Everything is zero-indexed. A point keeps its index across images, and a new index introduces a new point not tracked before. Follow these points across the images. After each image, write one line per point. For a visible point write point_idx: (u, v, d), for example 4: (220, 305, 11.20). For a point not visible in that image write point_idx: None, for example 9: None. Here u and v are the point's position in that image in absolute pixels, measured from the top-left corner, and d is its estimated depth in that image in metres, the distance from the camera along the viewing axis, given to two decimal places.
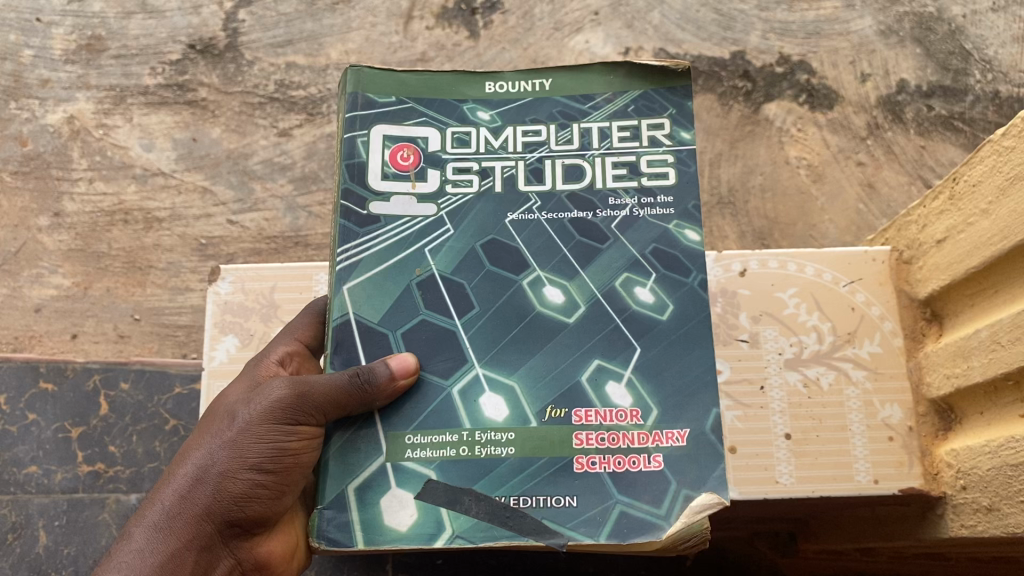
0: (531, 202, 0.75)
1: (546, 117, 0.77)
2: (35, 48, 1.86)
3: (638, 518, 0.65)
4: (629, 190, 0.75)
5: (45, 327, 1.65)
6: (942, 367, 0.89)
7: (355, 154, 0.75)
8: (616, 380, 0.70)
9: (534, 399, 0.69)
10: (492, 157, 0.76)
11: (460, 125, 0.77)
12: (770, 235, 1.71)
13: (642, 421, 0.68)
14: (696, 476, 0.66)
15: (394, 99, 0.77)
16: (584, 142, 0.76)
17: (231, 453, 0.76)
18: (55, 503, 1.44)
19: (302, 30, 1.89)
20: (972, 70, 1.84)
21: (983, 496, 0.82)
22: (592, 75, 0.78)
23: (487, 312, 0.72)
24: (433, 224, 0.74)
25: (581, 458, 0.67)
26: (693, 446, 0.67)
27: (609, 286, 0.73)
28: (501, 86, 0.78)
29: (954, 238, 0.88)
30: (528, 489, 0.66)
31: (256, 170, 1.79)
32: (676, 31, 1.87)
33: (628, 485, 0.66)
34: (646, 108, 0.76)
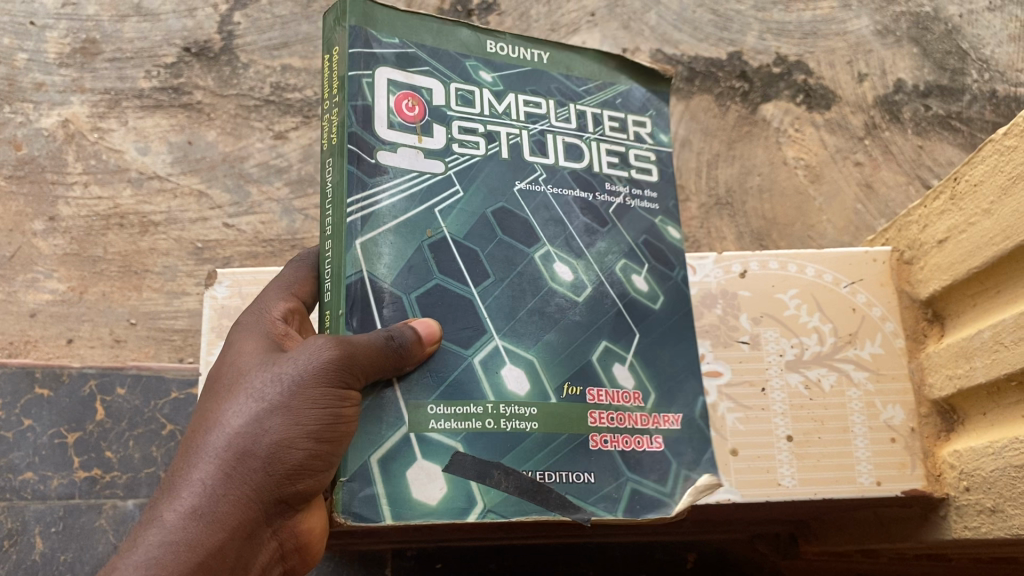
0: (536, 173, 0.77)
1: (546, 92, 0.79)
2: (29, 51, 1.85)
3: (648, 496, 0.70)
4: (621, 179, 0.79)
5: (41, 332, 1.64)
6: (944, 368, 0.89)
7: (360, 96, 0.70)
8: (620, 362, 0.74)
9: (552, 374, 0.71)
10: (496, 122, 0.76)
11: (463, 82, 0.75)
12: (768, 235, 1.71)
13: (643, 403, 0.73)
14: (692, 458, 0.73)
15: (396, 42, 0.73)
16: (580, 124, 0.79)
17: (283, 427, 0.67)
18: (51, 509, 1.43)
19: (297, 33, 1.88)
20: (969, 70, 1.85)
21: (987, 498, 0.82)
22: (585, 60, 0.81)
23: (502, 285, 0.73)
24: (440, 182, 0.73)
25: (597, 437, 0.70)
26: (687, 429, 0.74)
27: (610, 271, 0.77)
28: (501, 48, 0.78)
29: (955, 238, 0.88)
30: (552, 464, 0.68)
31: (252, 173, 1.78)
32: (673, 31, 1.87)
33: (634, 463, 0.71)
34: (631, 105, 0.82)
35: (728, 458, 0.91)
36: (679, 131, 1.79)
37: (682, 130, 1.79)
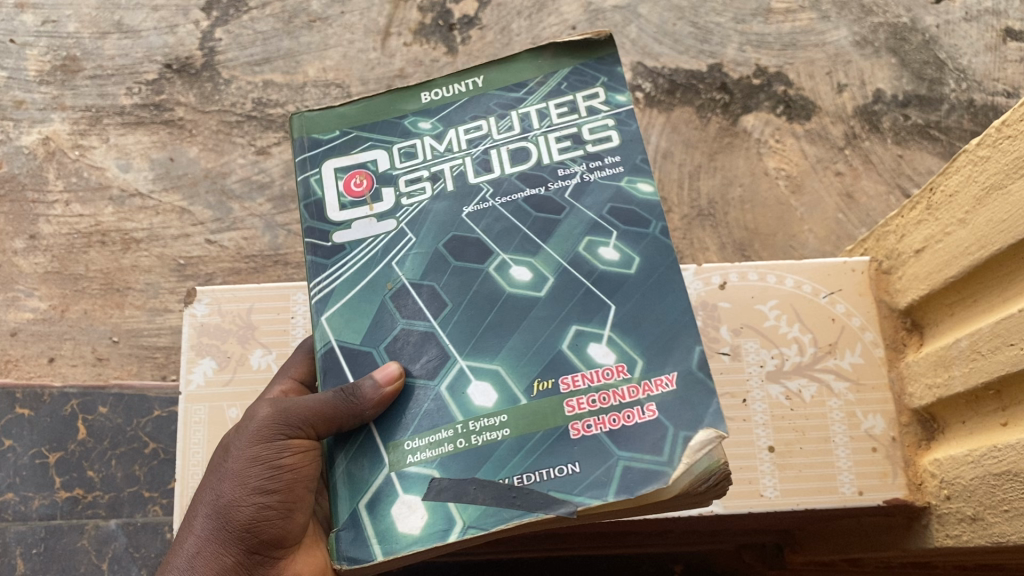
0: (483, 191, 0.71)
1: (486, 112, 0.73)
2: (10, 69, 1.85)
3: (642, 470, 0.59)
4: (576, 159, 0.70)
5: (22, 351, 1.63)
6: (923, 377, 0.89)
7: (311, 193, 0.73)
8: (597, 341, 0.65)
9: (519, 377, 0.65)
10: (440, 162, 0.72)
11: (404, 139, 0.73)
12: (750, 246, 1.73)
13: (630, 373, 0.63)
14: (692, 416, 0.60)
15: (339, 132, 0.75)
16: (525, 126, 0.72)
17: (235, 483, 0.75)
18: (33, 530, 1.43)
19: (279, 48, 1.88)
20: (947, 79, 1.85)
21: (968, 506, 0.82)
22: (521, 63, 0.74)
23: (461, 307, 0.68)
24: (395, 237, 0.71)
25: (575, 424, 0.62)
26: (683, 388, 0.61)
27: (574, 254, 0.68)
28: (436, 93, 0.74)
29: (932, 247, 0.88)
30: (530, 465, 0.61)
31: (234, 189, 1.77)
32: (653, 44, 1.88)
33: (629, 439, 0.60)
34: (578, 82, 0.73)
35: None
36: (660, 143, 1.81)
37: (663, 142, 1.81)
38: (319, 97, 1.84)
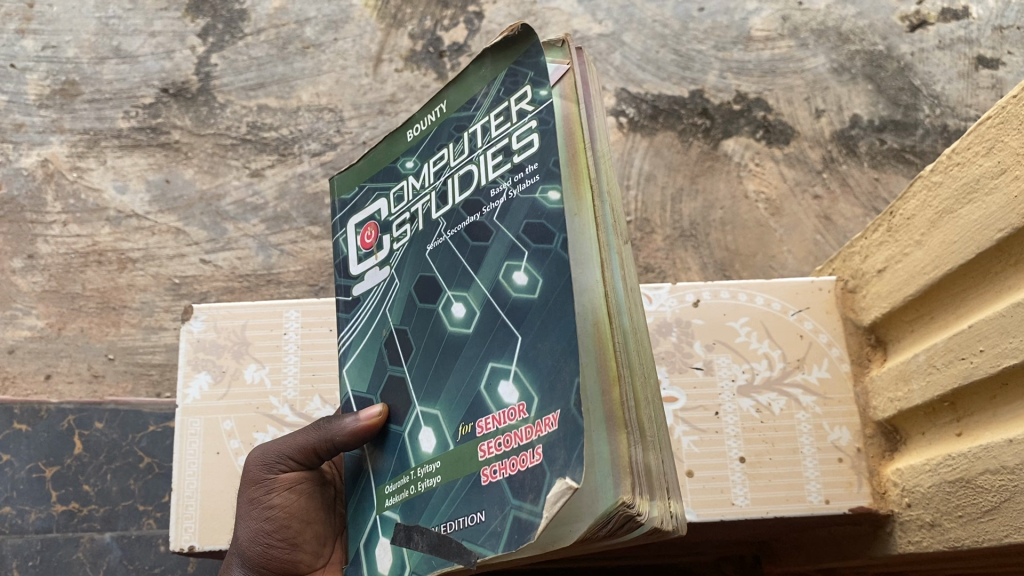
0: (439, 227, 0.71)
1: (447, 139, 0.72)
2: (10, 93, 1.90)
3: (522, 522, 0.58)
4: (505, 175, 0.66)
5: (19, 368, 1.67)
6: (886, 391, 0.94)
7: (341, 251, 0.82)
8: (507, 378, 0.63)
9: (451, 421, 0.67)
10: (416, 201, 0.75)
11: (396, 184, 0.77)
12: (731, 266, 1.78)
13: (528, 413, 0.60)
14: (563, 461, 0.56)
15: (358, 189, 0.82)
16: (471, 147, 0.70)
17: (241, 528, 0.86)
18: (29, 543, 1.46)
19: (273, 74, 1.93)
20: (921, 105, 1.92)
21: (926, 512, 0.86)
22: (472, 77, 0.71)
23: (422, 348, 0.72)
24: (385, 284, 0.77)
25: (485, 470, 0.63)
26: (561, 427, 0.57)
27: (495, 281, 0.66)
28: (417, 129, 0.76)
29: (893, 267, 0.93)
30: (450, 513, 0.64)
31: (229, 211, 1.82)
32: (636, 71, 1.94)
33: (518, 487, 0.59)
34: (512, 85, 0.67)
35: (684, 479, 0.96)
36: (643, 166, 1.86)
37: (646, 165, 1.86)
38: (313, 121, 1.89)
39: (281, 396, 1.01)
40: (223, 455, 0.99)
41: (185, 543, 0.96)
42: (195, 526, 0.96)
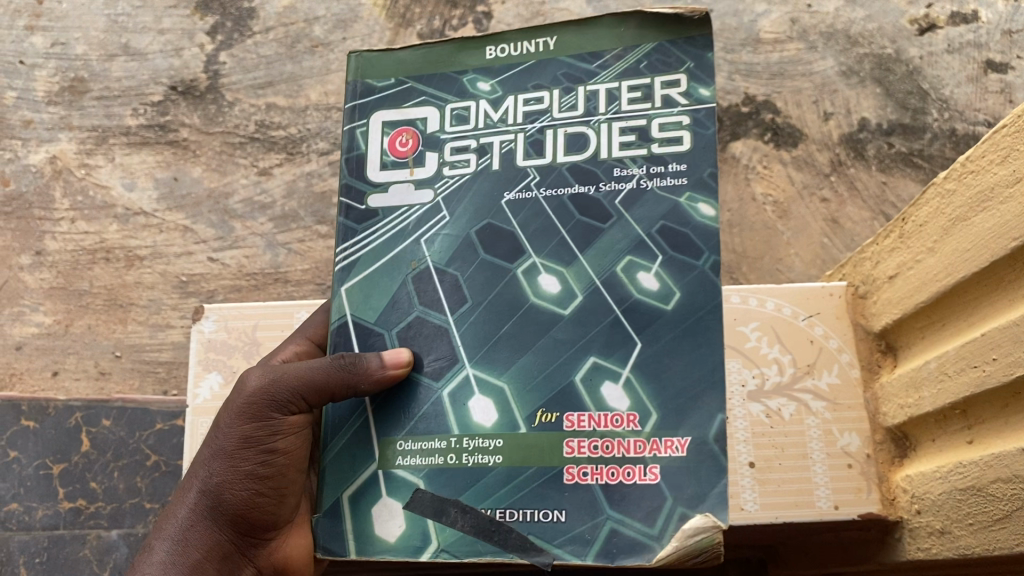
0: (529, 176, 0.74)
1: (551, 83, 0.75)
2: (18, 90, 1.91)
3: (627, 538, 0.64)
4: (636, 159, 0.71)
5: (27, 364, 1.67)
6: (897, 397, 0.94)
7: (355, 146, 0.79)
8: (613, 380, 0.68)
9: (524, 404, 0.69)
10: (491, 132, 0.76)
11: (460, 100, 0.77)
12: (738, 269, 1.79)
13: (640, 427, 0.67)
14: (694, 493, 0.64)
15: (393, 81, 0.79)
16: (589, 108, 0.74)
17: (224, 463, 0.80)
18: (36, 540, 1.47)
19: (281, 72, 1.93)
20: (929, 109, 1.91)
21: (936, 519, 0.86)
22: (601, 29, 0.75)
23: (484, 304, 0.72)
24: (430, 211, 0.75)
25: (572, 467, 0.67)
26: (694, 456, 0.65)
27: (610, 272, 0.70)
28: (502, 49, 0.77)
29: (905, 273, 0.93)
30: (512, 501, 0.67)
31: (237, 209, 1.82)
32: None
33: (620, 498, 0.65)
34: (659, 64, 0.73)
35: None
36: None
37: None
38: (321, 121, 1.88)
39: None
40: None
41: None
42: None
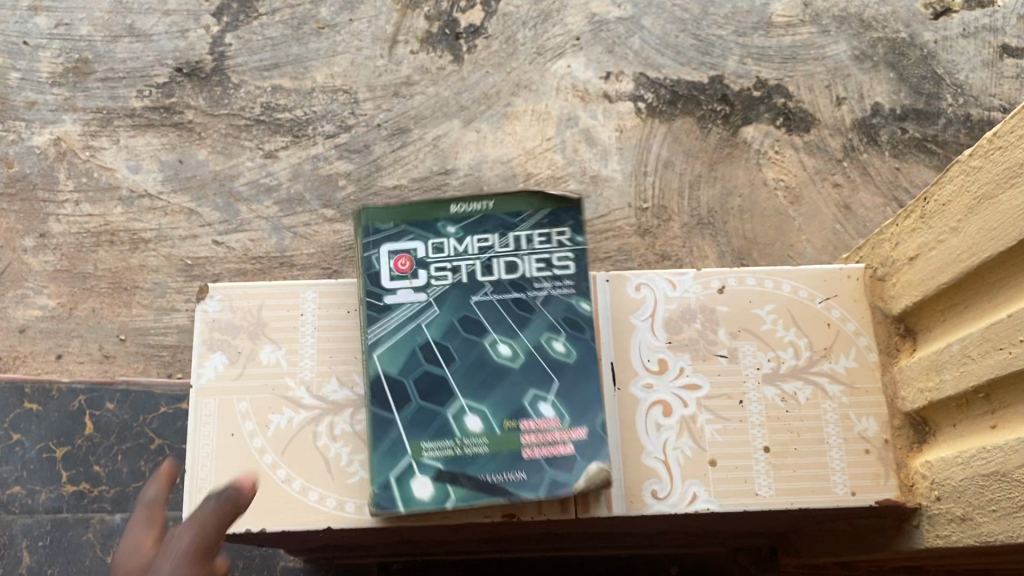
0: (483, 288, 0.91)
1: (493, 228, 0.91)
2: (22, 71, 1.89)
3: (563, 487, 0.82)
4: (545, 277, 0.91)
5: (30, 347, 1.65)
6: (916, 381, 0.92)
7: (370, 266, 0.90)
8: (546, 400, 0.87)
9: (496, 415, 0.86)
10: (457, 259, 0.91)
11: (435, 238, 0.91)
12: (749, 255, 1.75)
13: (563, 422, 0.86)
14: (593, 451, 0.85)
15: (391, 224, 0.91)
16: (513, 246, 0.91)
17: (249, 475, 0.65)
18: (39, 523, 1.45)
19: (288, 54, 1.91)
20: (944, 94, 1.88)
21: (957, 506, 0.84)
22: (517, 198, 0.92)
23: (461, 366, 0.88)
24: (422, 308, 0.89)
25: (528, 448, 0.85)
26: (592, 438, 0.86)
27: (538, 342, 0.89)
28: (460, 207, 0.92)
29: (925, 255, 0.91)
30: (498, 467, 0.84)
31: (242, 192, 1.80)
32: (656, 56, 1.92)
33: (552, 460, 0.84)
34: (554, 221, 0.91)
35: (707, 468, 0.94)
36: (661, 152, 1.84)
37: (664, 151, 1.84)
38: (327, 103, 1.87)
39: (297, 378, 0.99)
40: (237, 437, 0.95)
41: None
42: None
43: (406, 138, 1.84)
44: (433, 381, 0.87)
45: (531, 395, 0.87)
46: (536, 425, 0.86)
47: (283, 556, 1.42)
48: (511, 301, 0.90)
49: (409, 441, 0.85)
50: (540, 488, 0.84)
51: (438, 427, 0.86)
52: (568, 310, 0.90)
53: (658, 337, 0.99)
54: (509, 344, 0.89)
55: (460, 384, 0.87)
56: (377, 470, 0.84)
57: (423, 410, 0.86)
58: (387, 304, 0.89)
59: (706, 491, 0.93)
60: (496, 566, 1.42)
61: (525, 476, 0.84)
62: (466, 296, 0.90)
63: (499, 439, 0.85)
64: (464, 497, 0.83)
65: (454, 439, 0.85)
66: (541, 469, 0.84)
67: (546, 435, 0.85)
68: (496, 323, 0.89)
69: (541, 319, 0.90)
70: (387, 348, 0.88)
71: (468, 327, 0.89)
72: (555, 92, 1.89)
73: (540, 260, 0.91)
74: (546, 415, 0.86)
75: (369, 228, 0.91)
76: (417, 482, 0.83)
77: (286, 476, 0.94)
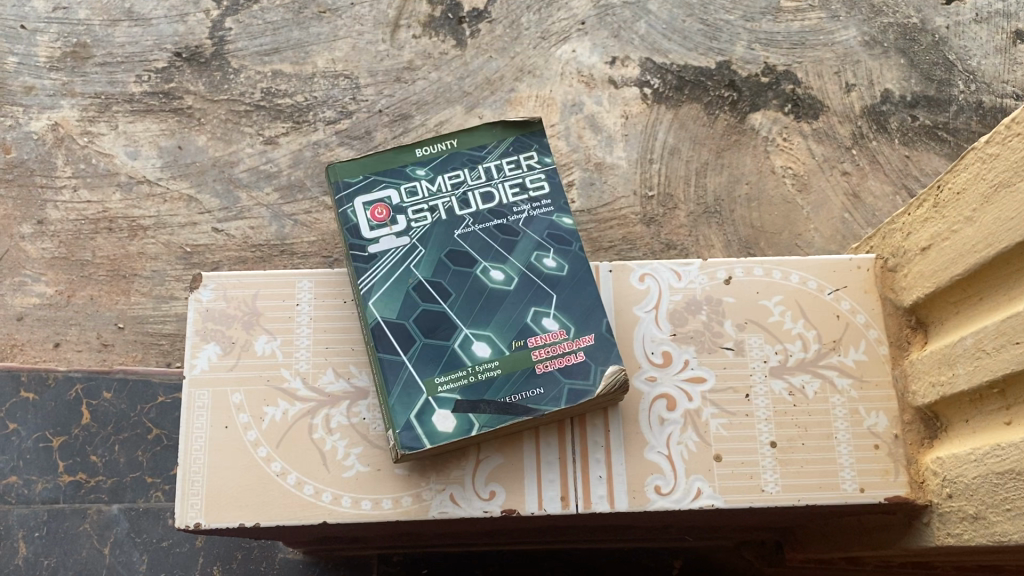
0: (465, 221, 0.97)
1: (461, 165, 0.99)
2: (20, 55, 1.86)
3: (581, 390, 0.88)
4: (523, 201, 0.98)
5: (28, 335, 1.64)
6: (927, 375, 0.89)
7: (347, 220, 0.95)
8: (548, 315, 0.92)
9: (502, 337, 0.91)
10: (435, 198, 0.97)
11: (407, 182, 0.98)
12: (756, 244, 1.72)
13: (567, 333, 0.91)
14: (604, 356, 0.90)
15: (362, 177, 0.98)
16: (487, 176, 0.99)
17: None
18: (36, 514, 1.43)
19: (289, 39, 1.88)
20: (955, 81, 1.84)
21: (969, 504, 0.82)
22: (481, 130, 1.01)
23: (459, 296, 0.93)
24: (410, 249, 0.95)
25: (539, 364, 0.90)
26: (600, 342, 0.91)
27: (527, 262, 0.95)
28: (425, 150, 0.99)
29: (938, 245, 0.88)
30: (514, 387, 0.88)
31: (242, 178, 1.78)
32: (662, 41, 1.88)
33: (566, 371, 0.89)
34: (520, 146, 1.00)
35: (713, 463, 0.92)
36: (667, 138, 1.81)
37: (671, 138, 1.81)
38: (328, 88, 1.85)
39: (292, 369, 0.96)
40: (231, 429, 0.93)
41: (190, 520, 0.90)
42: (201, 502, 0.90)
43: (408, 125, 1.82)
44: (432, 317, 0.92)
45: (532, 311, 0.92)
46: (542, 339, 0.91)
47: (282, 548, 1.40)
48: (494, 228, 0.97)
49: (421, 379, 0.89)
50: (562, 397, 0.88)
51: (449, 359, 0.90)
52: (549, 227, 0.97)
53: (662, 329, 0.98)
54: (501, 269, 0.95)
55: (459, 314, 0.92)
56: (397, 412, 0.88)
57: (430, 345, 0.91)
58: (372, 255, 0.94)
59: (712, 487, 0.91)
60: (498, 560, 1.40)
61: (544, 390, 0.88)
62: (449, 231, 0.96)
63: (510, 359, 0.90)
64: (488, 421, 0.87)
65: (466, 367, 0.89)
66: (557, 380, 0.89)
67: (553, 346, 0.90)
68: (483, 252, 0.96)
69: (526, 239, 0.96)
70: (381, 295, 0.93)
71: (456, 261, 0.95)
72: (559, 77, 1.86)
73: (515, 186, 0.98)
74: (551, 329, 0.91)
75: (340, 186, 0.97)
76: (440, 416, 0.88)
77: (280, 469, 0.92)
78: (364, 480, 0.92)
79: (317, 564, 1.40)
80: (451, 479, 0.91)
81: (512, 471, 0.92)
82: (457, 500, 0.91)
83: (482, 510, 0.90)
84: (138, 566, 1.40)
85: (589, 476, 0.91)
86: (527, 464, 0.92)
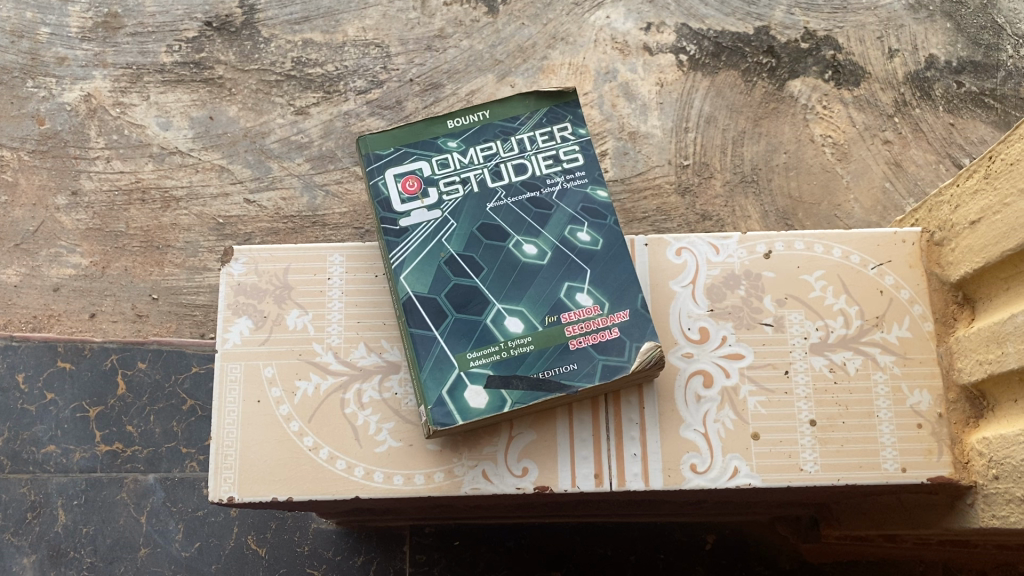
0: (498, 193, 0.95)
1: (494, 137, 0.97)
2: (52, 25, 1.85)
3: (613, 367, 0.87)
4: (556, 173, 0.96)
5: (64, 306, 1.65)
6: (975, 353, 0.87)
7: (378, 193, 0.94)
8: (582, 291, 0.90)
9: (535, 312, 0.89)
10: (467, 170, 0.96)
11: (439, 154, 0.96)
12: (794, 215, 1.68)
13: (601, 309, 0.89)
14: (638, 332, 0.88)
15: (393, 149, 0.96)
16: (520, 148, 0.96)
17: None
18: (73, 482, 1.45)
19: (319, 7, 1.86)
20: (1004, 45, 1.78)
21: (1016, 487, 0.79)
22: (514, 101, 0.98)
23: (493, 271, 0.92)
24: (441, 223, 0.94)
25: (573, 340, 0.88)
26: (634, 317, 0.89)
27: (560, 236, 0.93)
28: (457, 121, 0.97)
29: (989, 219, 0.85)
30: (547, 363, 0.87)
31: (273, 149, 1.77)
32: (699, 6, 1.84)
33: (601, 347, 0.88)
34: (554, 118, 0.98)
35: (750, 442, 0.90)
36: (703, 107, 1.77)
37: (707, 106, 1.77)
38: (358, 57, 1.83)
39: (324, 343, 0.96)
40: (263, 404, 0.93)
41: (224, 494, 0.90)
42: (235, 476, 0.90)
43: (439, 94, 1.79)
44: (464, 291, 0.91)
45: (565, 287, 0.91)
46: (576, 314, 0.89)
47: (315, 519, 1.41)
48: (527, 201, 0.95)
49: (453, 354, 0.88)
50: (596, 374, 0.87)
51: (480, 335, 0.89)
52: (583, 200, 0.95)
53: (699, 304, 0.95)
54: (534, 243, 0.93)
55: (492, 289, 0.91)
56: (429, 387, 0.87)
57: (462, 319, 0.89)
58: (403, 228, 0.93)
59: (750, 466, 0.89)
60: (531, 534, 1.40)
61: (577, 365, 0.87)
62: (481, 205, 0.95)
63: (544, 334, 0.88)
64: (522, 397, 0.86)
65: (499, 342, 0.88)
66: (591, 357, 0.87)
67: (587, 322, 0.89)
68: (516, 226, 0.94)
69: (559, 213, 0.94)
70: (413, 269, 0.92)
71: (488, 234, 0.93)
72: (593, 44, 1.83)
73: (548, 159, 0.96)
74: (584, 304, 0.90)
75: (371, 158, 0.96)
76: (471, 392, 0.87)
77: (312, 444, 0.92)
78: (396, 455, 0.91)
79: (350, 535, 1.41)
80: (484, 456, 0.90)
81: (546, 447, 0.90)
82: (490, 477, 0.90)
83: (515, 486, 0.90)
84: (175, 534, 1.41)
85: (624, 453, 0.90)
86: (561, 440, 0.90)
